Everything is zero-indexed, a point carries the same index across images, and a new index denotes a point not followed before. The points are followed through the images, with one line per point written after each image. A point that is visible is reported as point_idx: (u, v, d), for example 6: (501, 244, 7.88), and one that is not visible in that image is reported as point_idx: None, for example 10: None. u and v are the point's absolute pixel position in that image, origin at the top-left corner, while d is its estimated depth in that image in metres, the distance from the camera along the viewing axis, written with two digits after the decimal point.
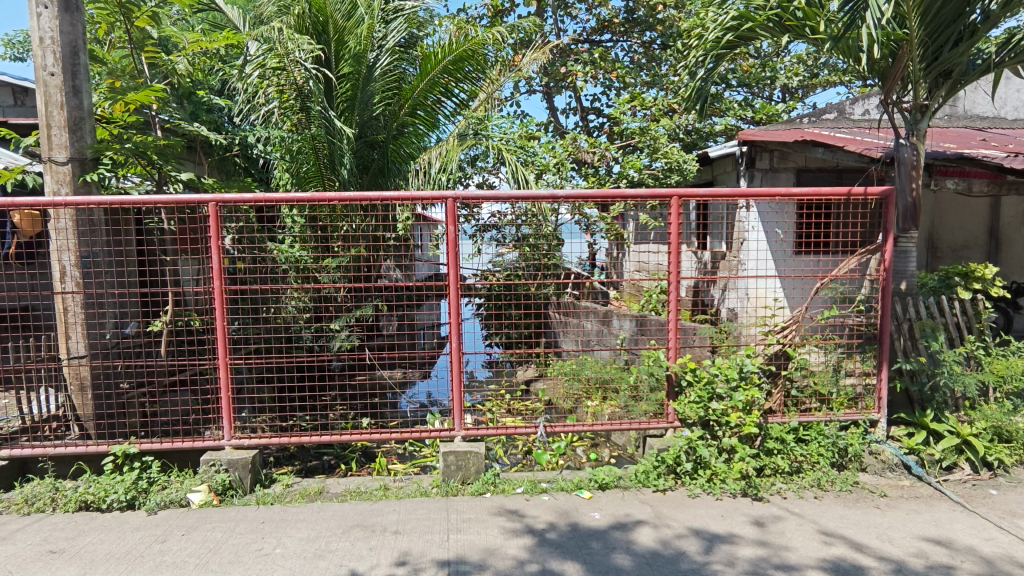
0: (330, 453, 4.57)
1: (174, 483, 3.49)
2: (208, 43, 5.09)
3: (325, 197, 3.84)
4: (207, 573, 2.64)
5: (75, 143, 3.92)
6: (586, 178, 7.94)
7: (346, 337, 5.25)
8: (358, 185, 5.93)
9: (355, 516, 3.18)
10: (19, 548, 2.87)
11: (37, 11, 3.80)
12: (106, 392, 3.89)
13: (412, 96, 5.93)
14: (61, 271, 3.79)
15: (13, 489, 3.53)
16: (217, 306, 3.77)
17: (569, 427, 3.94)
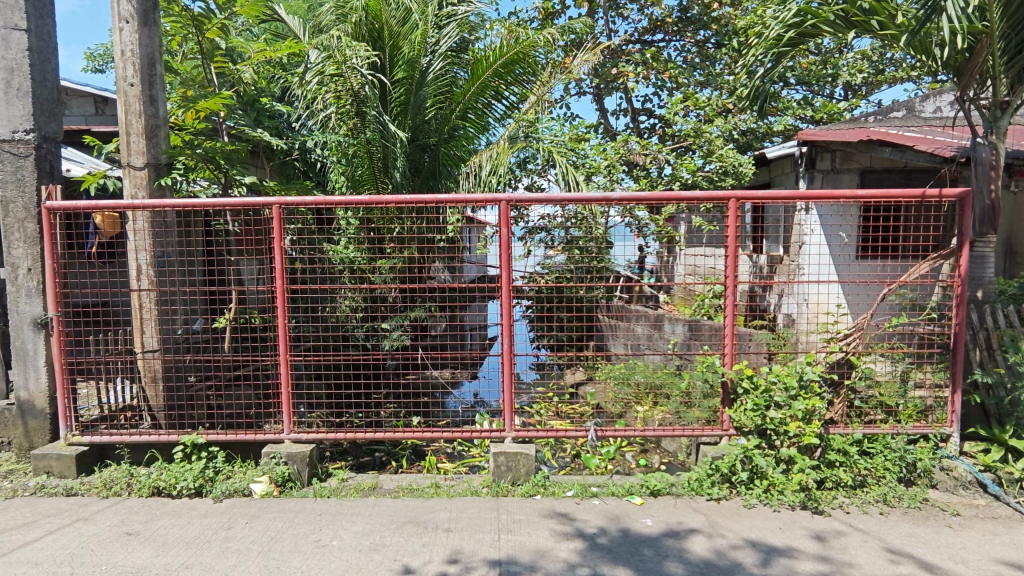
0: (382, 450, 4.64)
1: (237, 474, 3.66)
2: (272, 52, 5.30)
3: (383, 199, 3.95)
4: (269, 560, 2.75)
5: (152, 150, 4.17)
6: (636, 180, 7.84)
7: (398, 337, 5.35)
8: (411, 187, 6.05)
9: (408, 512, 3.25)
10: (99, 529, 3.07)
11: (119, 26, 4.05)
12: (176, 384, 4.11)
13: (463, 100, 6.01)
14: (137, 269, 4.02)
15: (93, 473, 3.77)
16: (278, 305, 3.91)
17: (620, 431, 3.90)
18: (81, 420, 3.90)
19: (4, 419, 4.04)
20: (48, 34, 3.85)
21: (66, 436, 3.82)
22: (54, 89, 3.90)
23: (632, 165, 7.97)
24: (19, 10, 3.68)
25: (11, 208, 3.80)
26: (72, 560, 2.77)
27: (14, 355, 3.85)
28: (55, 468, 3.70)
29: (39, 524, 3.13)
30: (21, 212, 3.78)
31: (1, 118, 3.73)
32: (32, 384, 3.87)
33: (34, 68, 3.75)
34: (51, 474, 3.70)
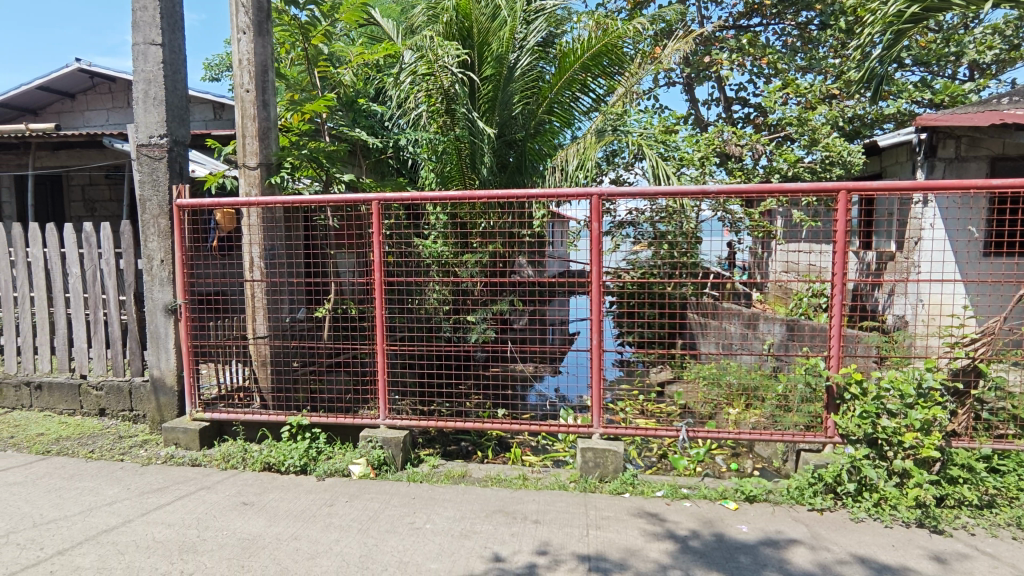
0: (468, 439, 4.73)
1: (337, 455, 3.89)
2: (370, 55, 5.52)
3: (476, 195, 4.00)
4: (368, 538, 2.90)
5: (264, 150, 4.50)
6: (730, 173, 7.51)
7: (483, 330, 5.44)
8: (497, 184, 6.15)
9: (497, 501, 3.31)
10: (220, 498, 3.37)
11: (238, 37, 4.40)
12: (283, 370, 4.41)
13: (550, 95, 6.01)
14: (250, 262, 4.35)
15: (213, 447, 4.14)
16: (377, 296, 4.08)
17: (713, 433, 3.75)
18: (203, 398, 4.29)
19: (141, 394, 4.52)
20: (179, 47, 4.24)
21: (191, 412, 4.22)
22: (183, 98, 4.29)
23: (725, 157, 7.64)
24: (156, 26, 4.08)
25: (148, 206, 4.24)
26: (198, 524, 3.06)
27: (150, 337, 4.30)
28: (182, 440, 4.10)
29: (169, 490, 3.48)
30: (156, 209, 4.21)
31: (140, 125, 4.16)
32: (163, 363, 4.31)
33: (167, 79, 4.15)
34: (178, 446, 4.11)
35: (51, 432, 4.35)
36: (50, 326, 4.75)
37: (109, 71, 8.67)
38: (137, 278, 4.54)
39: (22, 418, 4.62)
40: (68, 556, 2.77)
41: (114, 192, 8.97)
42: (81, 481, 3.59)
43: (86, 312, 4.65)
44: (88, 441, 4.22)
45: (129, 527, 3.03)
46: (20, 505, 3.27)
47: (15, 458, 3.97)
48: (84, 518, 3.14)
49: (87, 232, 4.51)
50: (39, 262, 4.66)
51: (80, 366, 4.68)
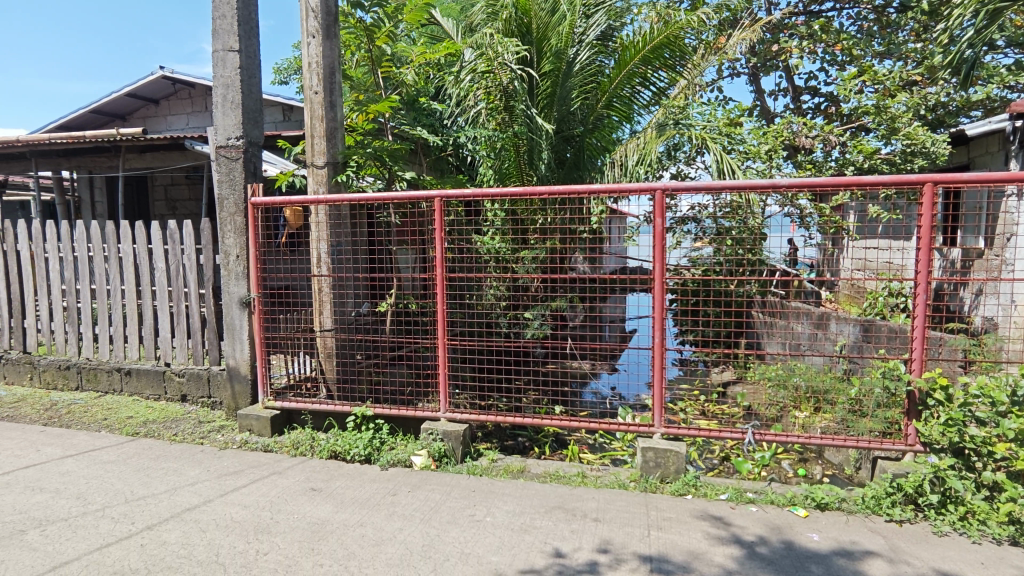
0: (525, 435, 4.73)
1: (400, 445, 3.99)
2: (432, 54, 5.60)
3: (536, 191, 3.98)
4: (430, 528, 2.96)
5: (331, 149, 4.65)
6: (799, 167, 7.21)
7: (539, 327, 5.45)
8: (555, 180, 6.13)
9: (556, 497, 3.31)
10: (290, 483, 3.53)
11: (308, 41, 4.57)
12: (347, 362, 4.55)
13: (610, 89, 5.93)
14: (318, 257, 4.51)
15: (284, 434, 4.34)
16: (438, 291, 4.15)
17: (782, 436, 3.59)
18: (274, 387, 4.51)
19: (218, 382, 4.79)
20: (254, 53, 4.43)
21: (264, 400, 4.43)
22: (258, 100, 4.49)
23: (793, 150, 7.34)
24: (234, 33, 4.30)
25: (225, 204, 4.47)
26: (271, 506, 3.22)
27: (227, 328, 4.55)
28: (255, 427, 4.31)
29: (244, 473, 3.68)
30: (233, 207, 4.44)
31: (219, 127, 4.40)
32: (238, 353, 4.55)
33: (243, 83, 4.35)
34: (252, 432, 4.33)
35: (139, 415, 4.67)
36: (138, 316, 5.10)
37: (189, 77, 9.20)
38: (215, 272, 4.81)
39: (114, 401, 4.99)
40: (156, 531, 2.98)
41: (193, 191, 9.53)
42: (166, 462, 3.85)
43: (170, 304, 4.97)
44: (171, 424, 4.51)
45: (209, 507, 3.23)
46: (114, 482, 3.54)
47: (108, 438, 4.29)
48: (169, 496, 3.36)
49: (171, 229, 4.81)
50: (129, 257, 5.01)
51: (165, 354, 5.00)
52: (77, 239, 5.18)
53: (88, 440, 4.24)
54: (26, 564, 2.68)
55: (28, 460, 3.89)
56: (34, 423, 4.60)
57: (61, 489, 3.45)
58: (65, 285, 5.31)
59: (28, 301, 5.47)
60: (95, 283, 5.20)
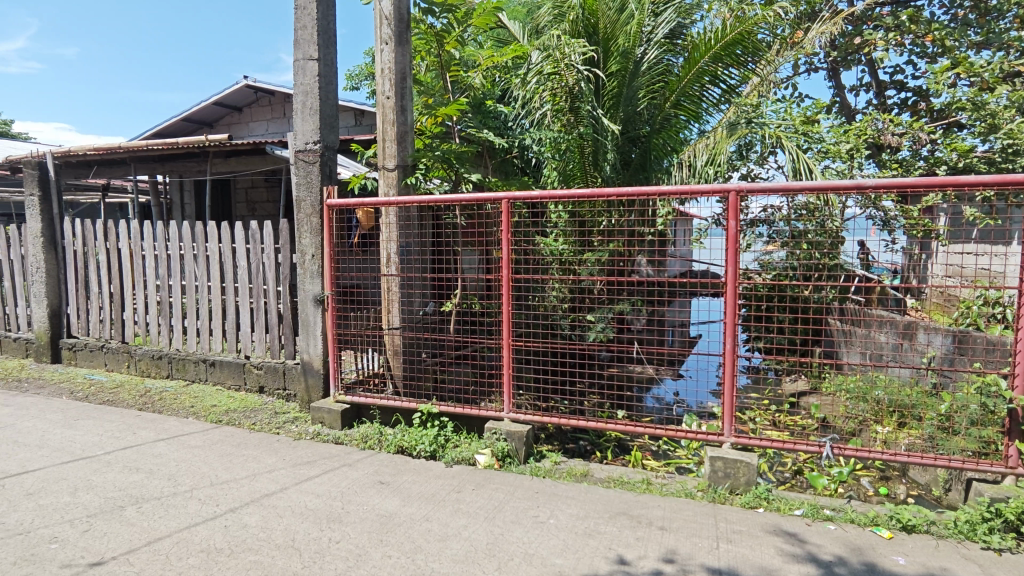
0: (587, 439, 4.66)
1: (464, 443, 4.06)
2: (499, 58, 5.65)
3: (604, 193, 3.91)
4: (494, 527, 3.00)
5: (401, 153, 4.78)
6: (883, 166, 6.80)
7: (602, 329, 5.39)
8: (620, 182, 6.05)
9: (620, 504, 3.27)
10: (360, 475, 3.66)
11: (382, 48, 4.72)
12: (413, 360, 4.66)
13: (678, 87, 5.80)
14: (387, 257, 4.64)
15: (353, 427, 4.49)
16: (504, 292, 4.18)
17: (865, 451, 3.38)
18: (344, 382, 4.69)
19: (293, 375, 5.02)
20: (332, 61, 4.63)
21: (335, 394, 4.61)
22: (334, 106, 4.68)
23: (876, 148, 6.93)
24: (313, 42, 4.51)
25: (303, 206, 4.69)
26: (342, 497, 3.35)
27: (302, 324, 4.76)
28: (326, 419, 4.50)
29: (317, 464, 3.84)
30: (310, 208, 4.65)
31: (299, 132, 4.61)
32: (311, 349, 4.75)
33: (321, 90, 4.55)
34: (324, 424, 4.52)
35: (221, 404, 4.97)
36: (222, 311, 5.42)
37: (270, 85, 9.72)
38: (292, 271, 5.05)
39: (199, 390, 5.32)
40: (238, 514, 3.16)
41: (271, 194, 10.05)
42: (246, 449, 4.07)
43: (250, 300, 5.26)
44: (250, 413, 4.77)
45: (285, 494, 3.39)
46: (201, 466, 3.79)
47: (195, 424, 4.59)
48: (249, 482, 3.55)
49: (252, 230, 5.09)
50: (215, 256, 5.34)
51: (245, 347, 5.29)
52: (170, 238, 5.56)
53: (177, 425, 4.55)
54: (125, 538, 2.91)
55: (125, 442, 4.21)
56: (131, 408, 4.98)
57: (154, 470, 3.72)
58: (159, 281, 5.72)
59: (126, 296, 5.93)
60: (184, 279, 5.57)
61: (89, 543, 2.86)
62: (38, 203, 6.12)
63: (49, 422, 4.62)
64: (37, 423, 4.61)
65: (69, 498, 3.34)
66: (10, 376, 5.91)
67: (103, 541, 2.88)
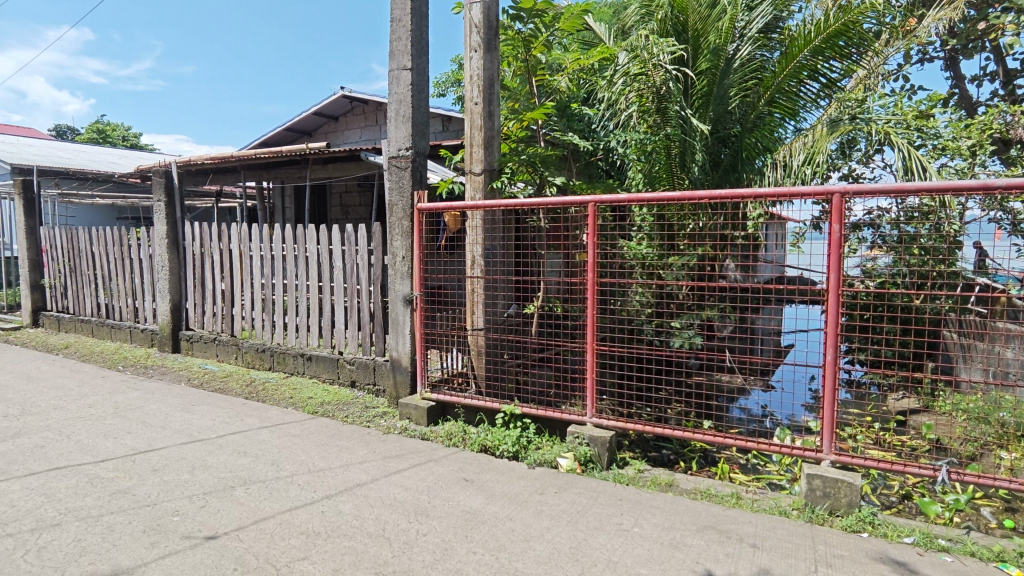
0: (670, 448, 4.47)
1: (545, 446, 4.08)
2: (586, 61, 5.63)
3: (695, 194, 3.78)
4: (578, 531, 2.99)
5: (487, 157, 4.87)
6: (1013, 163, 6.11)
7: (688, 337, 5.23)
8: (709, 183, 5.83)
9: (709, 517, 3.16)
10: (445, 471, 3.76)
11: (471, 55, 4.83)
12: (495, 361, 4.73)
13: (773, 85, 5.52)
14: (472, 259, 4.74)
15: (438, 425, 4.63)
16: (589, 296, 4.15)
17: (990, 478, 3.06)
18: (430, 379, 4.84)
19: (383, 371, 5.25)
20: (424, 70, 4.80)
21: (421, 391, 4.77)
22: (425, 114, 4.85)
23: (1005, 143, 6.25)
24: (407, 53, 4.70)
25: (395, 210, 4.90)
26: (429, 491, 3.46)
27: (393, 323, 4.98)
28: (413, 415, 4.66)
29: (405, 458, 4.00)
30: (401, 212, 4.85)
31: (392, 139, 4.82)
32: (400, 347, 4.95)
33: (414, 98, 4.74)
34: (411, 420, 4.69)
35: (317, 396, 5.27)
36: (319, 309, 5.76)
37: (364, 95, 10.22)
38: (383, 272, 5.29)
39: (298, 382, 5.67)
40: (334, 501, 3.35)
41: (363, 198, 10.56)
42: (341, 440, 4.31)
43: (345, 299, 5.56)
44: (343, 406, 5.03)
45: (376, 485, 3.55)
46: (300, 454, 4.05)
47: (294, 414, 4.91)
48: (342, 471, 3.75)
49: (348, 232, 5.37)
50: (313, 257, 5.68)
51: (339, 343, 5.60)
52: (274, 240, 5.97)
53: (279, 415, 4.89)
54: (235, 516, 3.16)
55: (234, 428, 4.58)
56: (239, 397, 5.40)
57: (259, 455, 4.01)
58: (264, 279, 6.17)
59: (236, 293, 6.44)
60: (287, 278, 5.97)
61: (205, 518, 3.13)
62: (163, 208, 6.79)
63: (171, 406, 5.11)
64: (161, 406, 5.11)
65: (187, 476, 3.68)
66: (138, 363, 6.59)
67: (217, 517, 3.15)
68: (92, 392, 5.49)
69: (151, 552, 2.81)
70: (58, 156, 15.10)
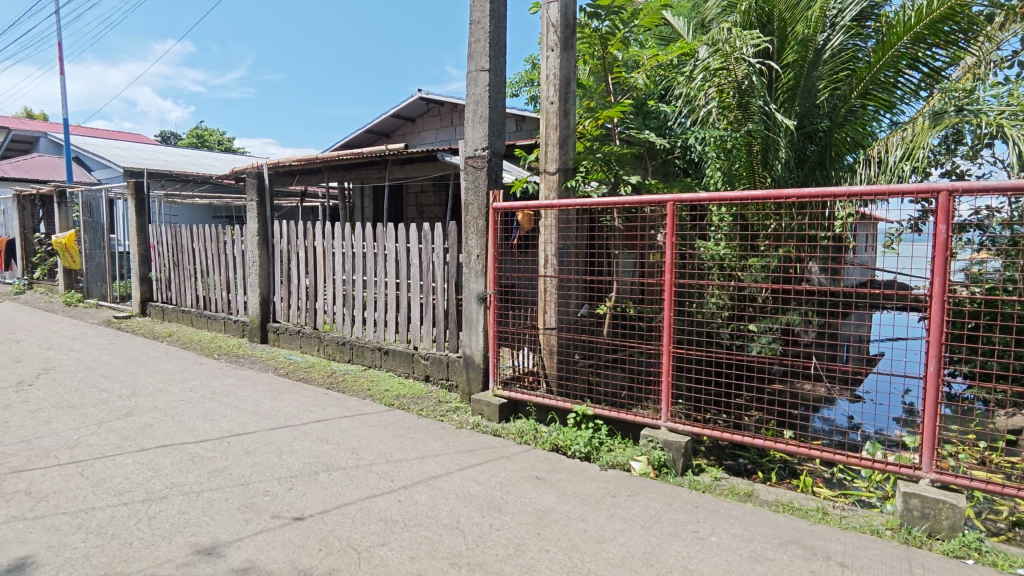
0: (747, 457, 4.30)
1: (618, 449, 4.03)
2: (664, 56, 5.50)
3: (782, 193, 3.59)
4: (652, 536, 2.94)
5: (562, 157, 4.87)
6: None
7: (767, 342, 5.02)
8: (794, 181, 5.54)
9: (791, 531, 3.02)
10: (517, 468, 3.80)
11: (548, 54, 4.83)
12: (566, 360, 4.73)
13: (867, 76, 5.19)
14: (545, 258, 4.75)
15: (509, 422, 4.68)
16: (665, 297, 4.06)
17: None
18: (502, 377, 4.89)
19: (456, 367, 5.37)
20: (501, 71, 4.86)
21: (493, 388, 4.85)
22: (502, 114, 4.91)
23: None
24: (485, 54, 4.78)
25: (471, 209, 5.00)
26: (501, 487, 3.51)
27: (466, 320, 5.09)
28: (485, 412, 4.74)
29: (477, 453, 4.07)
30: (476, 212, 4.94)
31: (469, 140, 4.92)
32: (473, 343, 5.06)
33: (491, 99, 4.81)
34: (483, 416, 4.77)
35: (393, 389, 5.46)
36: (396, 305, 5.96)
37: (441, 96, 10.48)
38: (458, 271, 5.41)
39: (375, 375, 5.90)
40: (410, 491, 3.46)
41: (438, 197, 10.84)
42: (416, 433, 4.45)
43: (421, 296, 5.73)
44: (418, 400, 5.18)
45: (450, 477, 3.64)
46: (378, 443, 4.21)
47: (372, 406, 5.11)
48: (418, 463, 3.87)
49: (425, 231, 5.52)
50: (392, 255, 5.89)
51: (415, 338, 5.78)
52: (356, 238, 6.23)
53: (358, 405, 5.11)
54: (319, 499, 3.33)
55: (317, 416, 4.83)
56: (321, 387, 5.69)
57: (341, 443, 4.21)
58: (345, 275, 6.46)
59: (319, 288, 6.78)
60: (366, 275, 6.22)
61: (293, 500, 3.33)
62: (256, 208, 7.23)
63: (260, 394, 5.45)
64: (252, 393, 5.47)
65: (276, 459, 3.92)
66: (232, 352, 7.07)
67: (303, 500, 3.33)
68: (191, 378, 5.95)
69: (245, 527, 3.02)
70: (163, 159, 16.41)
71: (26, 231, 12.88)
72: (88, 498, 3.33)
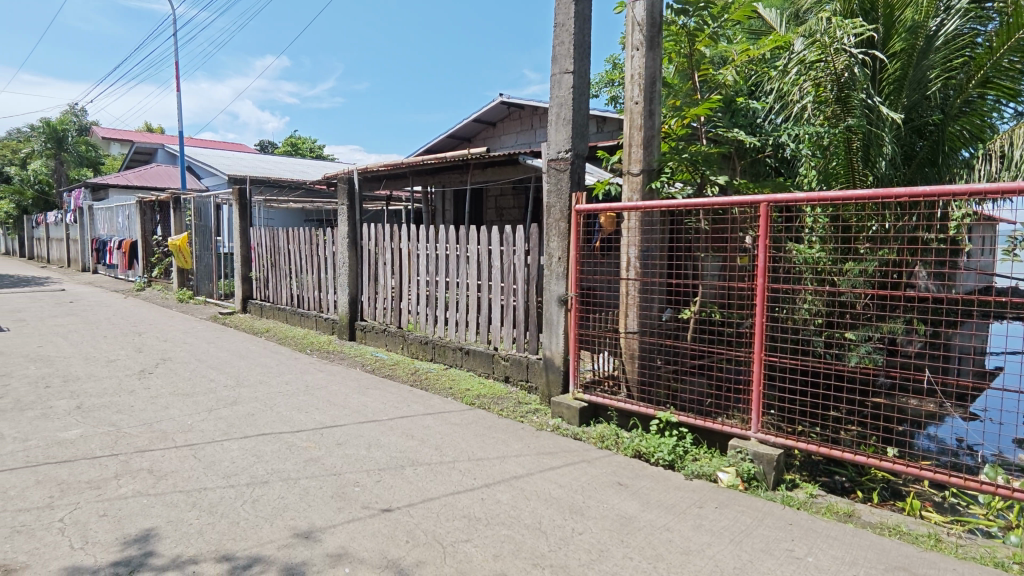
0: (844, 474, 4.02)
1: (704, 458, 3.91)
2: (756, 50, 5.22)
3: (893, 192, 3.30)
4: (742, 552, 2.81)
5: (647, 158, 4.78)
6: None
7: (867, 351, 4.70)
8: (900, 178, 5.15)
9: (900, 556, 2.80)
10: (600, 473, 3.77)
11: (633, 53, 4.76)
12: (648, 365, 4.62)
13: (987, 64, 4.77)
14: (628, 261, 4.67)
15: (590, 426, 4.64)
16: (757, 302, 3.88)
17: None
18: (582, 380, 4.86)
19: (535, 369, 5.39)
20: (585, 73, 4.85)
21: (573, 391, 4.83)
22: (585, 116, 4.89)
23: None
24: (570, 56, 4.77)
25: (553, 211, 5.01)
26: (582, 491, 3.49)
27: (546, 322, 5.11)
28: (565, 414, 4.73)
29: (558, 455, 4.07)
30: (558, 214, 4.95)
31: (553, 142, 4.93)
32: (554, 345, 5.06)
33: (575, 101, 4.80)
34: (563, 418, 4.76)
35: (474, 388, 5.56)
36: (477, 306, 6.08)
37: (522, 100, 10.61)
38: (539, 273, 5.44)
39: (456, 374, 6.03)
40: (492, 489, 3.51)
41: (517, 200, 10.96)
42: (497, 432, 4.51)
43: (501, 297, 5.81)
44: (498, 400, 5.26)
45: (532, 478, 3.67)
46: (461, 441, 4.31)
47: (454, 404, 5.24)
48: (500, 462, 3.92)
49: (506, 233, 5.59)
50: (474, 256, 6.01)
51: (495, 339, 5.86)
52: (439, 240, 6.41)
53: (441, 403, 5.26)
54: (405, 493, 3.46)
55: (402, 412, 5.01)
56: (405, 384, 5.89)
57: (425, 439, 4.34)
58: (428, 276, 6.66)
59: (403, 288, 7.03)
60: (449, 276, 6.38)
61: (381, 492, 3.47)
62: (346, 212, 7.61)
63: (349, 388, 5.73)
64: (342, 388, 5.75)
65: (365, 452, 4.10)
66: (323, 348, 7.47)
67: (391, 492, 3.46)
68: (287, 372, 6.34)
69: (338, 515, 3.18)
70: (262, 167, 17.61)
71: (145, 233, 14.21)
72: (200, 478, 3.63)
